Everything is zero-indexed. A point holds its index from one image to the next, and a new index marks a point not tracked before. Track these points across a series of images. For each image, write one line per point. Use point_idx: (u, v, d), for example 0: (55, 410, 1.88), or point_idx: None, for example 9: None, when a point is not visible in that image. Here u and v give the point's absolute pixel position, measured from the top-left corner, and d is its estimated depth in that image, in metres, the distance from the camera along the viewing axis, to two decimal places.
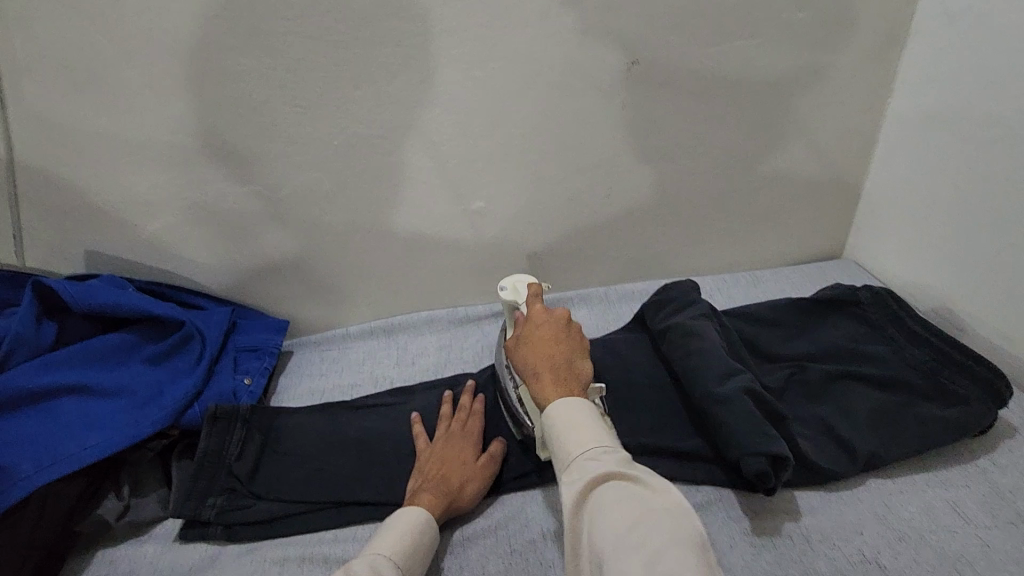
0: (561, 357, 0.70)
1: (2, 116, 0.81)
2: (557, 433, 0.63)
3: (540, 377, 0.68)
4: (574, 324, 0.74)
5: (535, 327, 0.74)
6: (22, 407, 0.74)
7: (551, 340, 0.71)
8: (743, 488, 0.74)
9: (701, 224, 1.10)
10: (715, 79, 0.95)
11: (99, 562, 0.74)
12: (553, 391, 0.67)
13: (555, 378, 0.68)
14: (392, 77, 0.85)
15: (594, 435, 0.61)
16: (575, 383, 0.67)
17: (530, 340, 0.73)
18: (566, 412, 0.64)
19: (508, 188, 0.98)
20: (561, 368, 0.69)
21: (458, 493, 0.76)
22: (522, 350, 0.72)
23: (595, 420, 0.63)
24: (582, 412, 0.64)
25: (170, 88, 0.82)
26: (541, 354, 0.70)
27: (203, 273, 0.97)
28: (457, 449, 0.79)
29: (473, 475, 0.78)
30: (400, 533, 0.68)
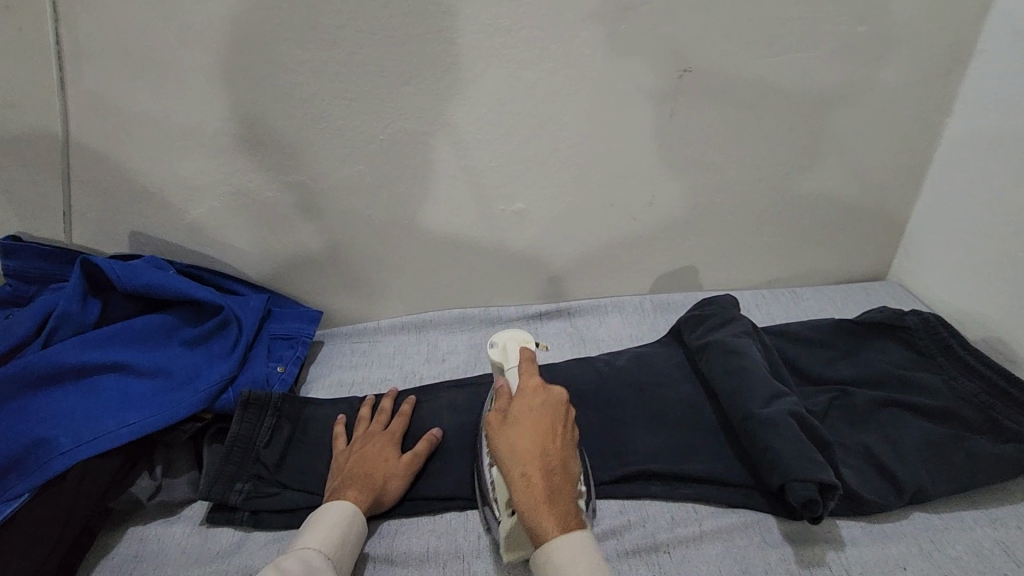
0: (558, 454, 0.67)
1: (58, 96, 0.82)
2: (563, 570, 0.60)
3: (533, 476, 0.65)
4: (567, 411, 0.72)
5: (526, 411, 0.70)
6: (64, 381, 0.75)
7: (547, 433, 0.68)
8: (783, 514, 0.72)
9: (742, 238, 1.08)
10: (768, 91, 0.93)
11: (130, 539, 0.75)
12: (547, 512, 0.63)
13: (550, 501, 0.64)
14: (441, 74, 0.85)
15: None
16: (570, 506, 0.65)
17: (518, 423, 0.69)
18: (565, 547, 0.61)
19: (549, 191, 0.97)
20: (557, 473, 0.66)
21: (382, 490, 0.75)
22: (513, 437, 0.68)
23: (598, 559, 0.62)
24: (579, 542, 0.62)
25: (222, 76, 0.82)
26: (535, 444, 0.67)
27: (244, 260, 0.99)
28: (379, 449, 0.79)
29: (396, 472, 0.77)
30: (327, 530, 0.68)
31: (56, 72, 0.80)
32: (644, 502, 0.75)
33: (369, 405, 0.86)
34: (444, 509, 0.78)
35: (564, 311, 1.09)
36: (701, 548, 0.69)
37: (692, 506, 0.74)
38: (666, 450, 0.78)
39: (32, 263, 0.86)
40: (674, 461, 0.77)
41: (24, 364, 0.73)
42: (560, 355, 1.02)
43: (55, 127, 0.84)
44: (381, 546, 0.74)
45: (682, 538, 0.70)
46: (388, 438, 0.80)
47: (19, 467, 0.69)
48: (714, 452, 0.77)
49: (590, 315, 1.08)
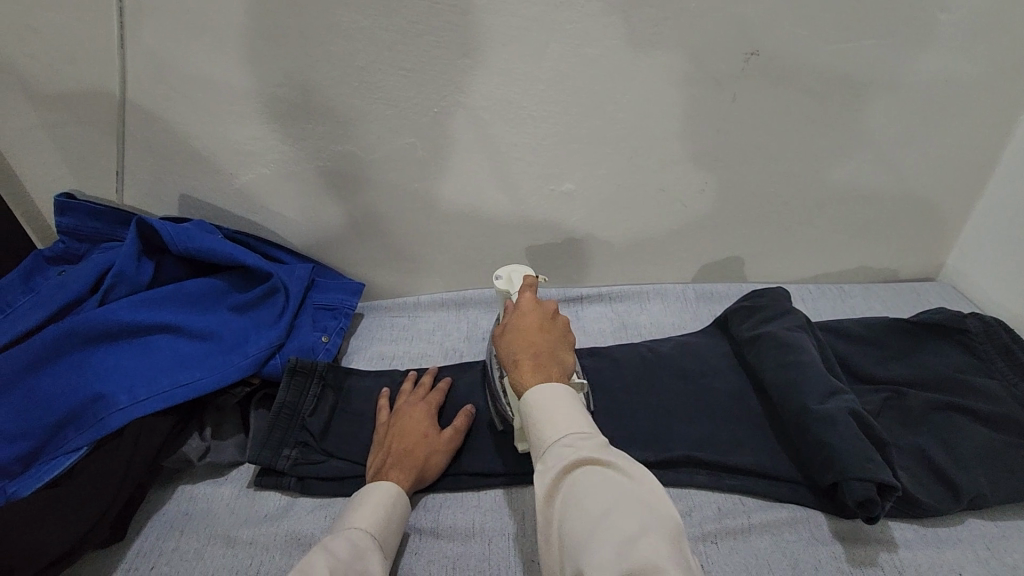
0: (544, 344, 0.69)
1: (116, 54, 0.81)
2: (538, 417, 0.62)
3: (518, 359, 0.68)
4: (560, 317, 0.73)
5: (519, 313, 0.73)
6: (121, 339, 0.76)
7: (537, 330, 0.70)
8: (833, 511, 0.71)
9: (793, 230, 1.05)
10: (837, 79, 0.89)
11: (180, 497, 0.77)
12: (532, 379, 0.65)
13: (534, 363, 0.67)
14: (502, 48, 0.83)
15: (574, 416, 0.60)
16: (554, 371, 0.66)
17: (512, 319, 0.73)
18: (542, 396, 0.63)
19: (601, 174, 0.96)
20: (543, 355, 0.68)
21: (426, 466, 0.75)
22: (504, 335, 0.71)
23: (571, 401, 0.62)
24: (557, 393, 0.63)
25: (279, 41, 0.81)
26: (523, 336, 0.70)
27: (291, 229, 0.99)
28: (421, 423, 0.78)
29: (437, 447, 0.77)
30: (374, 510, 0.67)
31: (117, 29, 0.79)
32: (691, 491, 0.75)
33: (409, 379, 0.86)
34: (490, 488, 0.78)
35: (605, 296, 1.08)
36: (749, 540, 0.69)
37: (739, 499, 0.74)
38: (713, 440, 0.77)
39: (84, 221, 0.87)
40: (722, 453, 0.76)
41: (83, 320, 0.74)
42: (601, 341, 1.02)
43: (113, 86, 0.84)
44: (426, 518, 0.75)
45: (730, 529, 0.70)
46: (428, 412, 0.80)
47: (78, 422, 0.70)
48: (763, 446, 0.76)
49: (631, 300, 1.07)
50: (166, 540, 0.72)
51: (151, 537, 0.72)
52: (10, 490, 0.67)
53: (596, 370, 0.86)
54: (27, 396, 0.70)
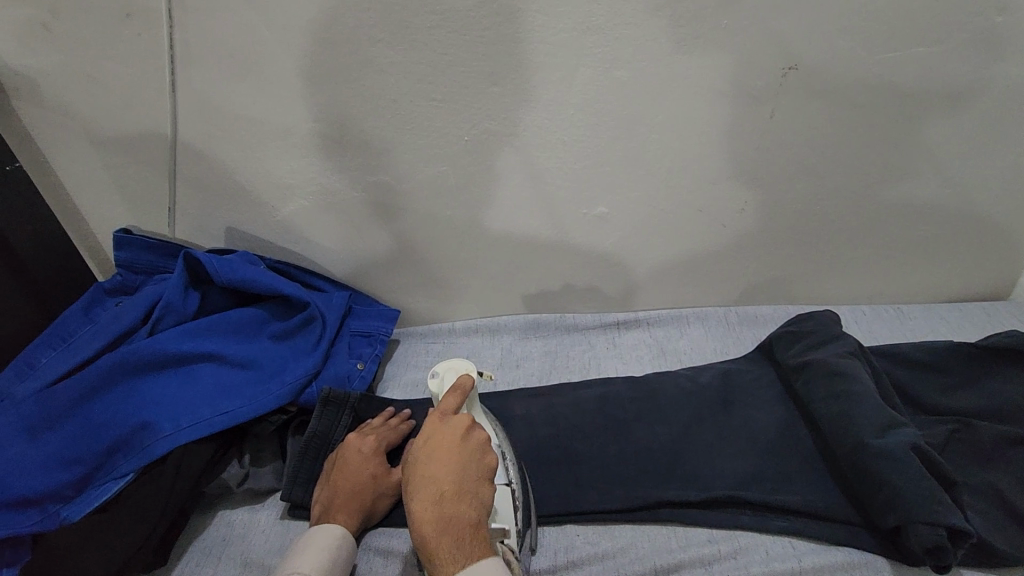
0: (449, 488, 0.62)
1: (170, 99, 0.86)
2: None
3: (420, 515, 0.61)
4: (469, 438, 0.65)
5: (422, 450, 0.65)
6: (167, 368, 0.80)
7: (442, 459, 0.63)
8: (895, 556, 0.66)
9: (844, 250, 1.00)
10: (887, 90, 0.85)
11: (219, 522, 0.79)
12: (438, 545, 0.59)
13: (438, 517, 0.60)
14: (531, 74, 0.83)
15: None
16: (461, 527, 0.60)
17: (416, 463, 0.65)
18: (461, 572, 0.58)
19: (635, 196, 0.94)
20: (449, 506, 0.61)
21: (370, 508, 0.76)
22: (409, 478, 0.64)
23: (497, 569, 0.58)
24: (481, 568, 0.58)
25: (315, 78, 0.84)
26: (426, 479, 0.62)
27: (330, 258, 1.02)
28: (371, 461, 0.77)
29: (384, 491, 0.77)
30: (316, 555, 0.67)
31: (169, 74, 0.84)
32: (735, 532, 0.71)
33: (396, 415, 0.84)
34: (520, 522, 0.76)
35: (643, 321, 1.05)
36: None
37: (788, 541, 0.69)
38: (758, 477, 0.73)
39: (139, 254, 0.91)
40: (768, 490, 0.71)
41: (133, 350, 0.77)
42: (638, 368, 0.99)
43: (165, 127, 0.89)
44: None
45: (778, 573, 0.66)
46: (377, 446, 0.79)
47: (125, 448, 0.73)
48: (814, 482, 0.71)
49: (671, 325, 1.04)
50: (205, 566, 0.74)
51: (192, 562, 0.75)
52: (63, 514, 0.69)
53: (631, 398, 0.84)
54: (81, 422, 0.74)
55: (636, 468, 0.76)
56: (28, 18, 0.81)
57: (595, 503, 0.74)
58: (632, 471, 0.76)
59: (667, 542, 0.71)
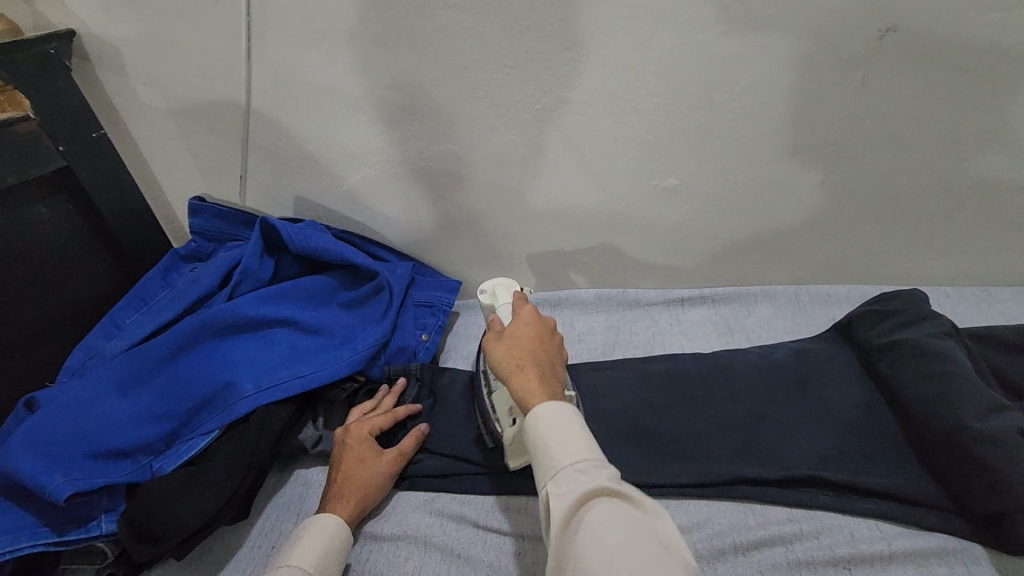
0: (547, 360, 0.66)
1: (246, 67, 0.87)
2: (541, 432, 0.57)
3: (522, 370, 0.64)
4: (555, 335, 0.71)
5: (521, 327, 0.69)
6: (246, 331, 0.82)
7: (538, 339, 0.68)
8: (996, 545, 0.63)
9: (930, 227, 0.95)
10: (994, 54, 0.79)
11: (295, 481, 0.82)
12: (537, 387, 0.62)
13: (539, 373, 0.63)
14: (608, 39, 0.80)
15: (582, 439, 0.55)
16: (556, 386, 0.63)
17: (513, 335, 0.68)
18: (553, 405, 0.59)
19: (709, 167, 0.90)
20: (548, 368, 0.65)
21: (369, 492, 0.75)
22: (504, 345, 0.67)
23: (578, 417, 0.58)
24: (560, 404, 0.59)
25: (388, 45, 0.83)
26: (511, 347, 0.67)
27: (394, 228, 1.02)
28: (360, 446, 0.78)
29: (378, 474, 0.77)
30: (311, 542, 0.66)
31: (245, 42, 0.85)
32: (817, 513, 0.69)
33: (382, 395, 0.85)
34: None
35: (709, 298, 1.03)
36: (890, 569, 0.63)
37: (875, 524, 0.67)
38: (840, 458, 0.70)
39: (212, 222, 0.94)
40: (852, 472, 0.69)
41: (216, 313, 0.80)
42: (705, 345, 0.97)
43: (240, 96, 0.90)
44: (528, 524, 0.75)
45: (866, 556, 0.64)
46: (371, 426, 0.80)
47: (209, 406, 0.75)
48: (902, 466, 0.69)
49: (738, 303, 1.02)
50: (285, 522, 0.78)
51: (271, 518, 0.78)
52: (155, 466, 0.73)
53: (702, 375, 0.82)
54: (170, 380, 0.77)
55: (710, 444, 0.75)
56: None
57: (672, 478, 0.72)
58: (706, 447, 0.75)
59: (744, 519, 0.70)
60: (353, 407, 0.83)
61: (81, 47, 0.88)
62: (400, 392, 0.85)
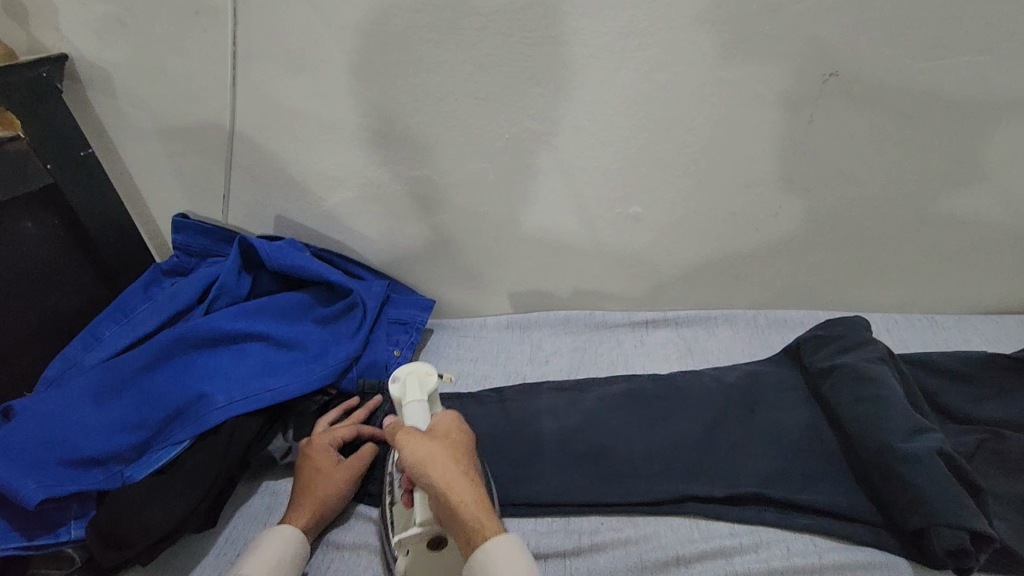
0: (475, 474, 0.67)
1: (231, 93, 0.92)
2: (489, 569, 0.60)
3: (468, 494, 0.64)
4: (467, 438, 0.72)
5: (453, 439, 0.69)
6: (221, 345, 0.85)
7: (467, 454, 0.69)
8: (921, 560, 0.66)
9: (880, 258, 1.00)
10: (929, 99, 0.85)
11: (264, 491, 0.85)
12: (484, 516, 0.63)
13: (479, 495, 0.65)
14: (572, 76, 0.85)
15: (529, 574, 0.60)
16: (491, 508, 0.66)
17: (446, 445, 0.68)
18: (500, 543, 0.61)
19: (669, 197, 0.95)
20: (480, 485, 0.66)
21: (326, 502, 0.78)
22: (442, 461, 0.65)
23: (520, 547, 0.62)
24: (507, 544, 0.62)
25: (367, 76, 0.88)
26: (448, 467, 0.65)
27: (371, 249, 1.06)
28: (322, 455, 0.81)
29: (337, 482, 0.79)
30: (269, 554, 0.69)
31: (230, 70, 0.90)
32: (757, 528, 0.72)
33: (345, 407, 0.89)
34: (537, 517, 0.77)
35: (671, 320, 1.07)
36: None
37: (810, 539, 0.70)
38: (782, 476, 0.74)
39: (194, 238, 0.97)
40: (792, 490, 0.73)
41: (192, 327, 0.83)
42: (666, 366, 1.01)
43: (225, 120, 0.95)
44: None
45: (798, 568, 0.67)
46: (336, 437, 0.83)
47: (182, 417, 0.78)
48: (838, 485, 0.72)
49: (699, 326, 1.06)
50: (250, 531, 0.80)
51: (238, 527, 0.81)
52: (125, 474, 0.75)
53: (658, 395, 0.86)
54: (144, 391, 0.80)
55: (661, 462, 0.78)
56: (107, 15, 0.87)
57: (623, 495, 0.76)
58: (656, 466, 0.78)
59: (689, 533, 0.73)
60: (321, 417, 0.87)
61: (74, 70, 0.93)
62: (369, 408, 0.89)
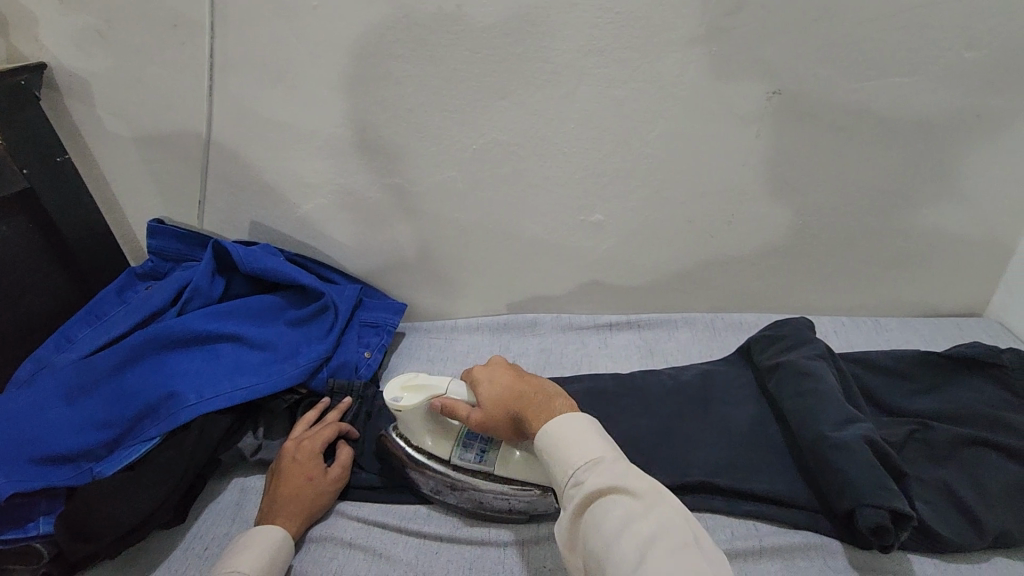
0: (528, 394, 0.72)
1: (207, 103, 0.95)
2: (552, 443, 0.64)
3: (523, 417, 0.71)
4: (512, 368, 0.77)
5: (489, 385, 0.75)
6: (193, 345, 0.87)
7: (511, 385, 0.74)
8: (852, 541, 0.72)
9: (827, 264, 1.06)
10: (865, 116, 0.91)
11: (233, 488, 0.87)
12: (542, 416, 0.69)
13: (535, 409, 0.70)
14: (535, 90, 0.90)
15: (589, 444, 0.63)
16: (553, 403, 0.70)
17: (486, 397, 0.74)
18: (561, 424, 0.65)
19: (629, 206, 1.01)
20: (534, 399, 0.71)
21: (311, 509, 0.81)
22: (488, 414, 0.74)
23: (580, 424, 0.65)
24: (571, 421, 0.65)
25: (340, 89, 0.92)
26: (498, 412, 0.73)
27: (344, 254, 1.10)
28: (308, 463, 0.83)
29: (323, 488, 0.82)
30: (256, 553, 0.72)
31: (208, 80, 0.93)
32: (705, 515, 0.77)
33: (319, 408, 0.90)
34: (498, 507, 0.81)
35: (634, 323, 1.12)
36: (761, 563, 0.72)
37: (753, 523, 0.76)
38: (728, 467, 0.79)
39: (169, 243, 0.99)
40: (736, 479, 0.77)
41: (164, 328, 0.85)
42: (627, 367, 1.06)
43: (202, 128, 0.98)
44: (444, 527, 0.82)
45: (740, 551, 0.73)
46: (320, 442, 0.85)
47: (152, 415, 0.80)
48: (779, 474, 0.77)
49: (660, 328, 1.11)
50: (219, 526, 0.82)
51: (207, 522, 0.83)
52: (95, 470, 0.77)
53: (616, 392, 0.89)
54: (114, 390, 0.81)
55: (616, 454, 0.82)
56: (86, 26, 0.90)
57: None
58: None
59: None
60: (299, 421, 0.88)
61: (51, 79, 0.95)
62: (342, 409, 0.91)
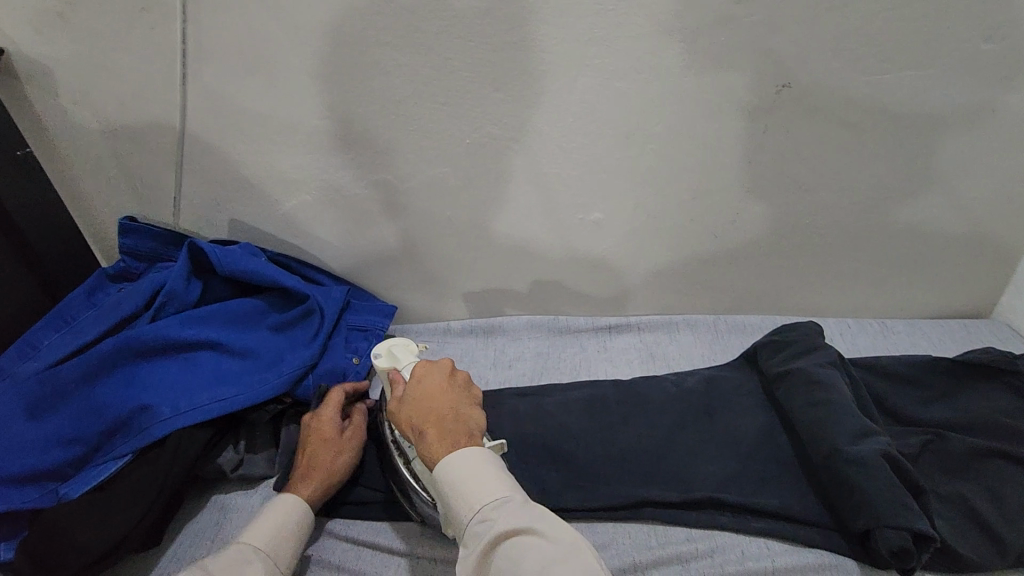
0: (448, 410, 0.70)
1: (181, 92, 0.89)
2: (451, 478, 0.63)
3: (426, 431, 0.68)
4: (457, 373, 0.75)
5: (424, 383, 0.73)
6: (168, 354, 0.82)
7: (438, 392, 0.71)
8: (868, 560, 0.69)
9: (833, 264, 1.03)
10: (876, 110, 0.87)
11: (213, 506, 0.82)
12: (440, 443, 0.66)
13: (440, 434, 0.67)
14: (532, 81, 0.85)
15: (490, 484, 0.62)
16: (460, 434, 0.67)
17: (413, 396, 0.72)
18: (457, 458, 0.64)
19: (629, 204, 0.96)
20: (447, 420, 0.68)
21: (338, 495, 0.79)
22: (403, 407, 0.71)
23: (480, 459, 0.64)
24: (466, 458, 0.64)
25: (323, 78, 0.86)
26: (410, 409, 0.70)
27: (330, 253, 1.04)
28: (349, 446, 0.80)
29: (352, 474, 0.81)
30: (268, 523, 0.71)
31: (180, 68, 0.86)
32: (712, 533, 0.74)
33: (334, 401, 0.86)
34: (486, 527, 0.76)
35: (634, 325, 1.08)
36: None
37: (764, 542, 0.72)
38: (737, 481, 0.75)
39: (143, 242, 0.92)
40: (745, 494, 0.74)
41: (136, 336, 0.79)
42: (627, 372, 1.02)
43: (175, 120, 0.91)
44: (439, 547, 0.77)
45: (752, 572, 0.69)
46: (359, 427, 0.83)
47: (123, 430, 0.75)
48: (791, 488, 0.74)
49: (660, 331, 1.07)
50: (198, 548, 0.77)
51: (185, 544, 0.78)
52: (61, 492, 0.72)
53: (618, 400, 0.85)
54: (83, 404, 0.76)
55: (620, 468, 0.78)
56: (45, 7, 0.83)
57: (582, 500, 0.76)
58: (616, 469, 0.78)
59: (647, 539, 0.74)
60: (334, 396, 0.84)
61: (9, 65, 0.88)
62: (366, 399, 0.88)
